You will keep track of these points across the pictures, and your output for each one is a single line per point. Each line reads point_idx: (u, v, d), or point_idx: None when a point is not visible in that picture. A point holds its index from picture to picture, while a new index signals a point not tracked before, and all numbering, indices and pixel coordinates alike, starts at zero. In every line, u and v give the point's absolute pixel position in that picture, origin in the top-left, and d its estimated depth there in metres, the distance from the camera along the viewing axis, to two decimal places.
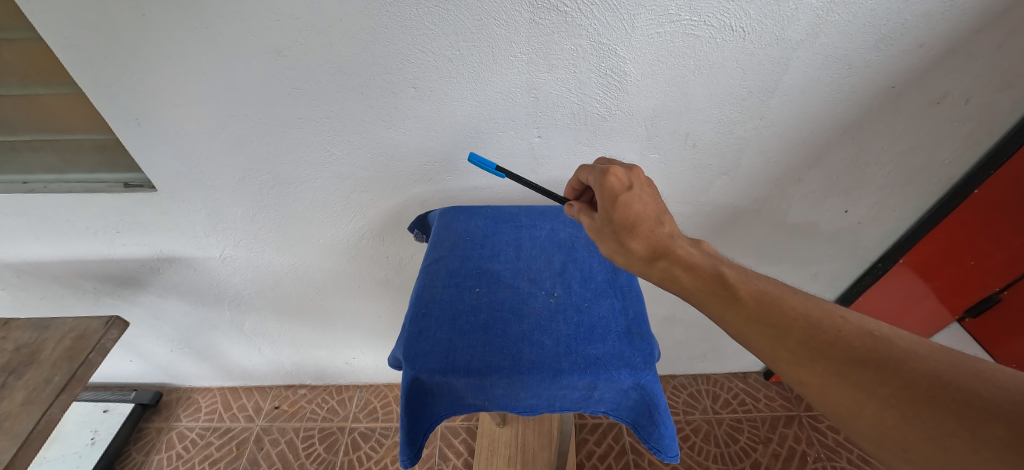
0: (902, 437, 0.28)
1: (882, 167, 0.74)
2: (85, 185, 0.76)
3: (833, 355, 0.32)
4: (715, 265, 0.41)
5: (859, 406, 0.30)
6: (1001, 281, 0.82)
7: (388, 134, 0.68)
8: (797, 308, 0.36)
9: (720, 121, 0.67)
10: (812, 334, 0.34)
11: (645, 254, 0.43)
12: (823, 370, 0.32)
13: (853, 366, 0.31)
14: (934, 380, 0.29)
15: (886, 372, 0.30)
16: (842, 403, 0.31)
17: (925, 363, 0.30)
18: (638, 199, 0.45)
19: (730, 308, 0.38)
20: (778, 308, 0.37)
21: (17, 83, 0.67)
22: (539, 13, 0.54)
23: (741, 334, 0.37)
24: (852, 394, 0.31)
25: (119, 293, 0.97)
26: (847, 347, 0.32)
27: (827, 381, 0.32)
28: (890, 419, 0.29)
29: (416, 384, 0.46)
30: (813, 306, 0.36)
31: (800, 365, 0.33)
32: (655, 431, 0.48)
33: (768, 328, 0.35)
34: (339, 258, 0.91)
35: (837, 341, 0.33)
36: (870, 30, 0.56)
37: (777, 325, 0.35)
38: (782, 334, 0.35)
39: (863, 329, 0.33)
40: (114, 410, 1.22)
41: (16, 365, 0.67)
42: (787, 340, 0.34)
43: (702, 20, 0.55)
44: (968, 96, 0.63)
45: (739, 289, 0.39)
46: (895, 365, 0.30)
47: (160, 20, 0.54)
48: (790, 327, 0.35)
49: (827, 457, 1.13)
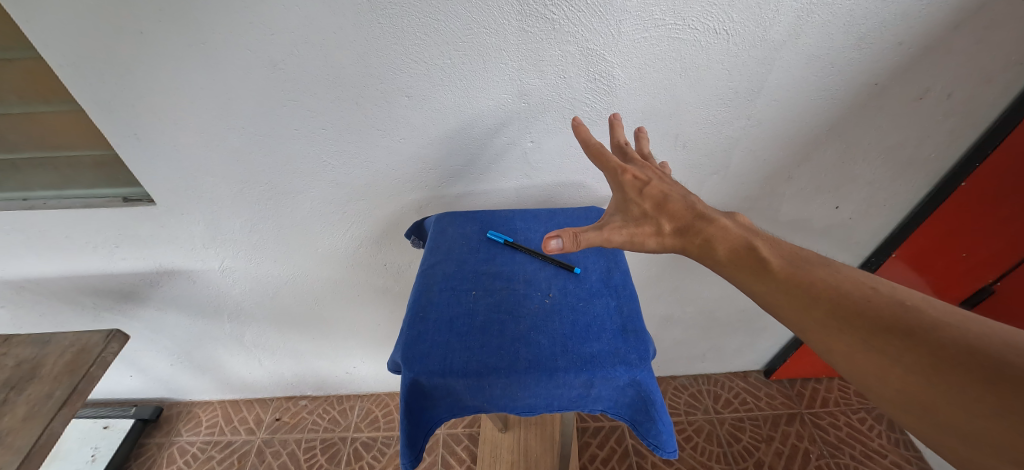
0: (926, 400, 0.31)
1: (869, 163, 0.75)
2: (85, 201, 0.77)
3: (863, 325, 0.35)
4: (748, 238, 0.44)
5: (886, 371, 0.33)
6: (995, 272, 0.84)
7: (382, 142, 0.69)
8: (826, 280, 0.39)
9: (709, 121, 0.68)
10: (840, 303, 0.37)
11: (681, 229, 0.46)
12: (850, 338, 0.35)
13: (881, 335, 0.34)
14: (962, 348, 0.31)
15: (913, 340, 0.33)
16: (868, 369, 0.34)
17: (954, 332, 0.32)
18: (660, 183, 0.49)
19: (762, 281, 0.41)
20: (808, 280, 0.40)
21: (17, 101, 0.68)
22: (527, 21, 0.55)
23: (772, 304, 0.40)
24: (878, 360, 0.34)
25: (118, 307, 0.97)
26: (877, 317, 0.35)
27: (855, 349, 0.35)
28: (914, 384, 0.32)
29: (415, 387, 0.47)
30: (842, 278, 0.39)
31: (829, 333, 0.37)
32: (653, 427, 0.48)
33: (796, 300, 0.39)
34: (337, 267, 0.92)
35: (865, 310, 0.36)
36: (850, 29, 0.57)
37: (807, 296, 0.39)
38: (812, 304, 0.38)
39: (894, 300, 0.36)
40: (115, 426, 1.21)
41: (18, 380, 0.67)
42: (817, 310, 0.38)
43: (686, 24, 0.56)
44: (950, 91, 0.64)
45: (771, 263, 0.42)
46: (925, 334, 0.33)
47: (159, 37, 0.55)
48: (821, 298, 0.38)
49: (830, 454, 1.13)
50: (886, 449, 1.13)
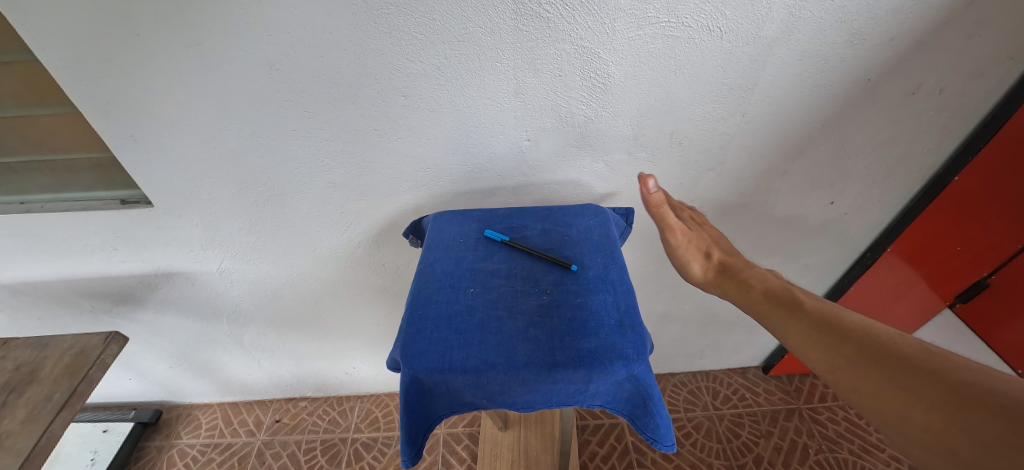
0: (948, 435, 0.34)
1: (863, 158, 0.76)
2: (82, 204, 0.77)
3: (889, 364, 0.40)
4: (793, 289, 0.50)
5: (907, 407, 0.36)
6: (989, 266, 0.85)
7: (380, 142, 0.69)
8: (858, 325, 0.44)
9: (704, 119, 0.69)
10: (868, 344, 0.42)
11: None
12: (874, 373, 0.40)
13: (906, 372, 0.38)
14: (979, 388, 0.35)
15: (935, 379, 0.37)
16: (891, 402, 0.37)
17: (973, 375, 0.36)
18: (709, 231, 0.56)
19: (797, 322, 0.47)
20: (839, 321, 0.45)
21: (15, 105, 0.68)
22: (522, 20, 0.56)
23: (802, 343, 0.46)
24: (901, 394, 0.37)
25: (117, 310, 0.97)
26: (900, 358, 0.40)
27: (878, 384, 0.39)
28: (933, 417, 0.35)
29: (414, 384, 0.47)
30: (871, 325, 0.44)
31: (856, 370, 0.41)
32: (651, 422, 0.48)
33: (825, 336, 0.44)
34: (335, 267, 0.92)
35: (890, 351, 0.41)
36: (841, 25, 0.58)
37: (836, 335, 0.44)
38: (842, 342, 0.43)
39: (916, 347, 0.41)
40: (114, 429, 1.20)
41: (17, 383, 0.66)
42: (846, 347, 0.42)
43: (680, 21, 0.57)
44: (941, 86, 0.65)
45: (806, 306, 0.48)
46: (944, 374, 0.37)
47: (156, 39, 0.55)
48: (848, 337, 0.43)
49: (829, 449, 1.13)
50: (884, 443, 1.13)
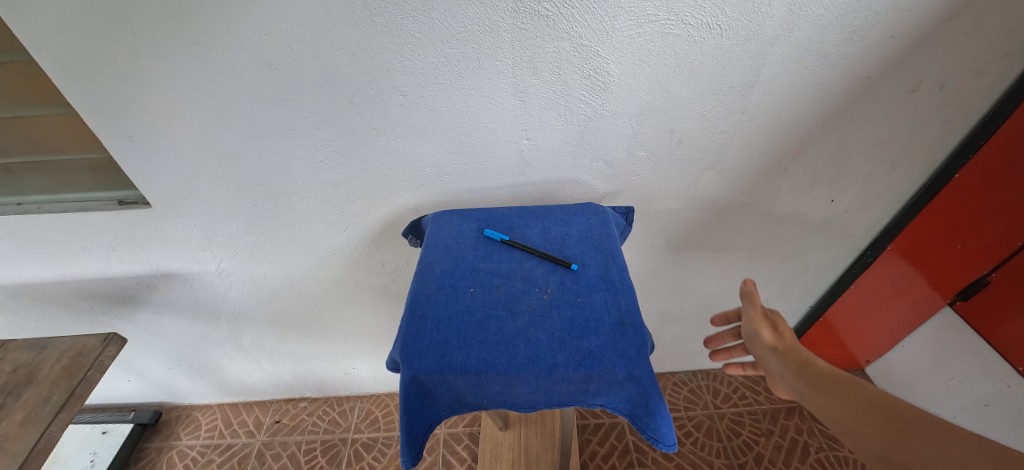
0: None
1: (863, 156, 0.76)
2: (80, 205, 0.77)
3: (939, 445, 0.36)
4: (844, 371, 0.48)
5: None
6: (990, 263, 0.84)
7: (379, 142, 0.69)
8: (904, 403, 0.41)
9: (704, 117, 0.69)
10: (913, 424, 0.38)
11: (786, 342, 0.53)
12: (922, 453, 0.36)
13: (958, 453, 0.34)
14: None
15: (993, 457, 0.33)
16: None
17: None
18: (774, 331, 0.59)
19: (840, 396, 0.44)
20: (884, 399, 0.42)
21: (11, 105, 0.68)
22: (521, 18, 0.55)
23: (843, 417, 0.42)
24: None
25: (115, 311, 0.97)
26: (952, 438, 0.36)
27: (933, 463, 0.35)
28: None
29: (413, 385, 0.47)
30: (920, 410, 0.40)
31: (905, 449, 0.37)
32: (653, 422, 0.48)
33: (867, 413, 0.41)
34: (334, 267, 0.92)
35: (942, 430, 0.37)
36: (842, 22, 0.58)
37: (881, 413, 0.40)
38: (888, 421, 0.39)
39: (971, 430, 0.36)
40: (114, 431, 1.20)
41: (15, 385, 0.66)
42: (891, 425, 0.39)
43: (680, 19, 0.57)
44: (942, 83, 0.65)
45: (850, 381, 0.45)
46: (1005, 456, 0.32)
47: (153, 39, 0.55)
48: (895, 416, 0.40)
49: (830, 447, 1.13)
50: None
